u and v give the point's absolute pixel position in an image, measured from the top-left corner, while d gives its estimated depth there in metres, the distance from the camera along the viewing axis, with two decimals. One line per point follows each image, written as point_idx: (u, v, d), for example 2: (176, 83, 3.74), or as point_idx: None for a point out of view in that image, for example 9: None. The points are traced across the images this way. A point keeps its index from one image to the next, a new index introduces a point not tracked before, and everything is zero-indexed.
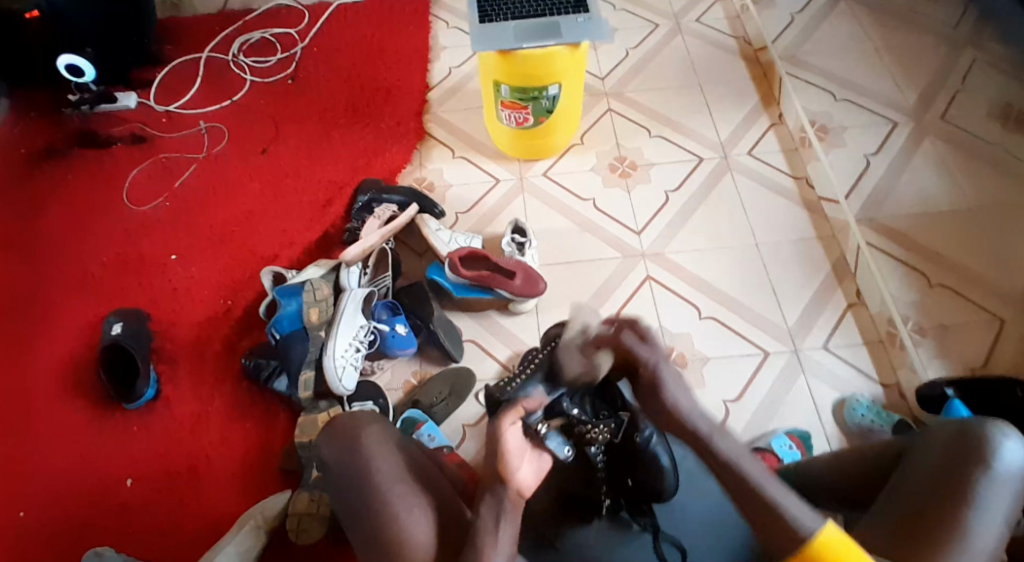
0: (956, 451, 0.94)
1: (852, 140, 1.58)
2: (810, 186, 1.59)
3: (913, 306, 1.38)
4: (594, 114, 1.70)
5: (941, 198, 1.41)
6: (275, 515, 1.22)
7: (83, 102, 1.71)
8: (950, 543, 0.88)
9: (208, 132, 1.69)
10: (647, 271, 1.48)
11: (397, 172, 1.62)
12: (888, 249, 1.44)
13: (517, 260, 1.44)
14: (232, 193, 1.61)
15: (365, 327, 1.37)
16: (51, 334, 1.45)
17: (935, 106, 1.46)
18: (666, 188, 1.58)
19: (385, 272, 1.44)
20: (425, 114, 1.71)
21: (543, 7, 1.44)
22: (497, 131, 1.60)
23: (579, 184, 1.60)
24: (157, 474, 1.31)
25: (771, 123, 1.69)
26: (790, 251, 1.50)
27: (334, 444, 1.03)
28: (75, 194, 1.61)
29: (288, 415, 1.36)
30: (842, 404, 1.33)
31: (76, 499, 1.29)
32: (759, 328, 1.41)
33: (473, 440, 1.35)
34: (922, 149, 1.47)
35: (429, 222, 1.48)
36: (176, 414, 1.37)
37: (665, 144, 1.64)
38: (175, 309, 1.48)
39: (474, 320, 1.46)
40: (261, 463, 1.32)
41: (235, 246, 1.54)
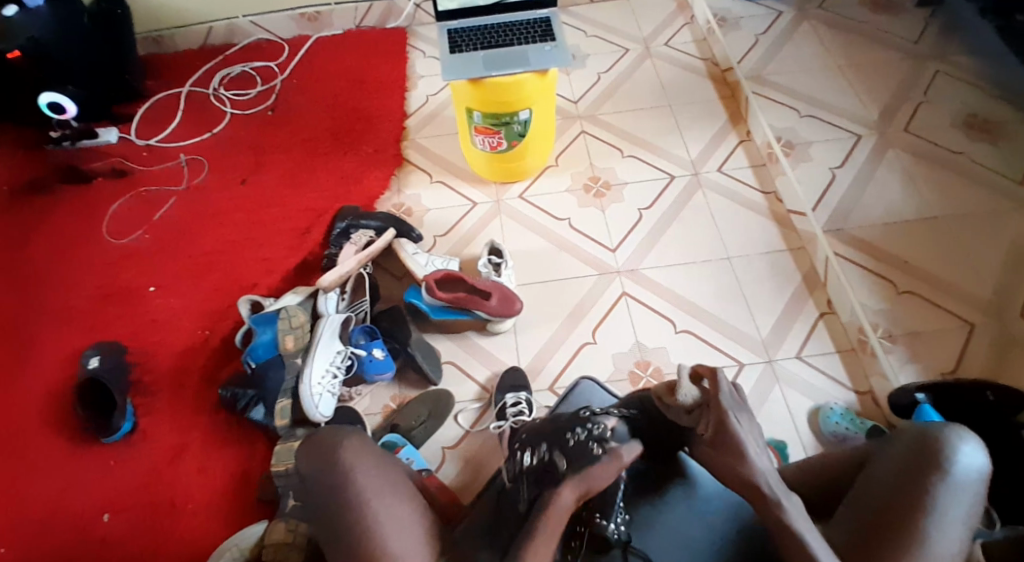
0: (915, 456, 0.93)
1: (819, 154, 1.60)
2: (779, 201, 1.59)
3: (882, 313, 1.39)
4: (568, 137, 1.73)
5: (906, 209, 1.48)
6: (250, 545, 1.22)
7: (64, 137, 1.75)
8: (907, 548, 0.87)
9: (188, 165, 1.72)
10: (623, 287, 1.50)
11: (376, 198, 1.64)
12: (854, 257, 1.45)
13: (493, 281, 1.45)
14: (213, 223, 1.63)
15: (342, 353, 1.37)
16: (31, 368, 1.46)
17: (898, 120, 1.58)
18: (639, 206, 1.61)
19: (364, 297, 1.45)
20: (403, 141, 1.74)
21: (511, 36, 1.47)
22: (472, 156, 1.63)
23: (554, 205, 1.62)
24: (134, 505, 1.31)
25: (740, 141, 1.70)
26: (762, 265, 1.51)
27: (314, 457, 1.02)
28: (56, 228, 1.63)
29: (266, 442, 1.36)
30: (817, 412, 1.34)
31: (52, 535, 1.28)
32: (734, 340, 1.43)
33: (453, 463, 1.35)
34: (887, 160, 1.54)
35: (407, 245, 1.51)
36: (154, 445, 1.37)
37: (638, 164, 1.67)
38: (154, 339, 1.48)
39: (453, 342, 1.48)
40: (239, 492, 1.32)
41: (215, 276, 1.55)
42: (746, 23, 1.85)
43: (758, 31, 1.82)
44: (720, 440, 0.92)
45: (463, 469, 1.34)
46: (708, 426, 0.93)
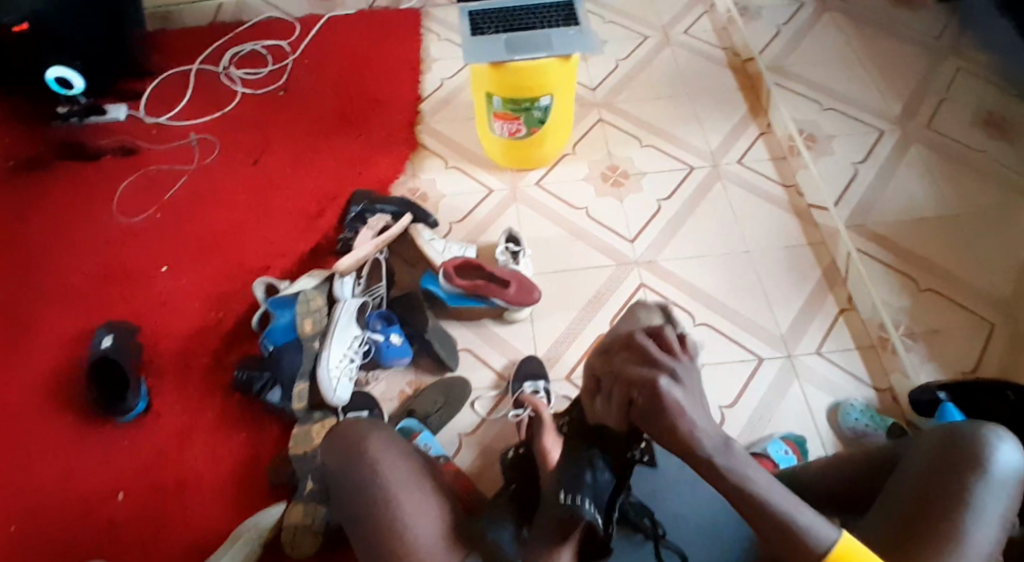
0: (949, 455, 0.94)
1: (841, 148, 1.60)
2: (800, 195, 1.59)
3: (903, 310, 1.40)
4: (585, 124, 1.71)
5: (928, 206, 1.48)
6: (268, 527, 1.20)
7: (72, 113, 1.71)
8: (949, 543, 0.87)
9: (198, 144, 1.69)
10: (641, 278, 1.49)
11: (390, 182, 1.62)
12: (876, 253, 1.46)
13: (512, 269, 1.44)
14: (224, 204, 1.60)
15: (360, 338, 1.36)
16: (40, 348, 1.43)
17: (919, 116, 1.58)
18: (657, 197, 1.60)
19: (380, 282, 1.45)
20: (417, 125, 1.71)
21: (534, 19, 1.45)
22: (489, 142, 1.61)
23: (572, 193, 1.61)
24: (146, 488, 1.29)
25: (759, 132, 1.69)
26: (781, 257, 1.52)
27: (340, 452, 1.02)
28: (63, 205, 1.60)
29: (281, 425, 1.35)
30: (836, 408, 1.35)
31: (62, 516, 1.27)
32: (752, 334, 1.43)
33: (469, 450, 1.34)
34: (909, 156, 1.55)
35: (423, 232, 1.49)
36: (166, 428, 1.35)
37: (656, 154, 1.66)
38: (165, 322, 1.46)
39: (469, 329, 1.46)
40: (253, 475, 1.30)
41: (227, 258, 1.53)
42: (767, 13, 1.83)
43: (779, 22, 1.81)
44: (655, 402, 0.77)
45: (480, 457, 1.33)
46: (643, 394, 0.78)
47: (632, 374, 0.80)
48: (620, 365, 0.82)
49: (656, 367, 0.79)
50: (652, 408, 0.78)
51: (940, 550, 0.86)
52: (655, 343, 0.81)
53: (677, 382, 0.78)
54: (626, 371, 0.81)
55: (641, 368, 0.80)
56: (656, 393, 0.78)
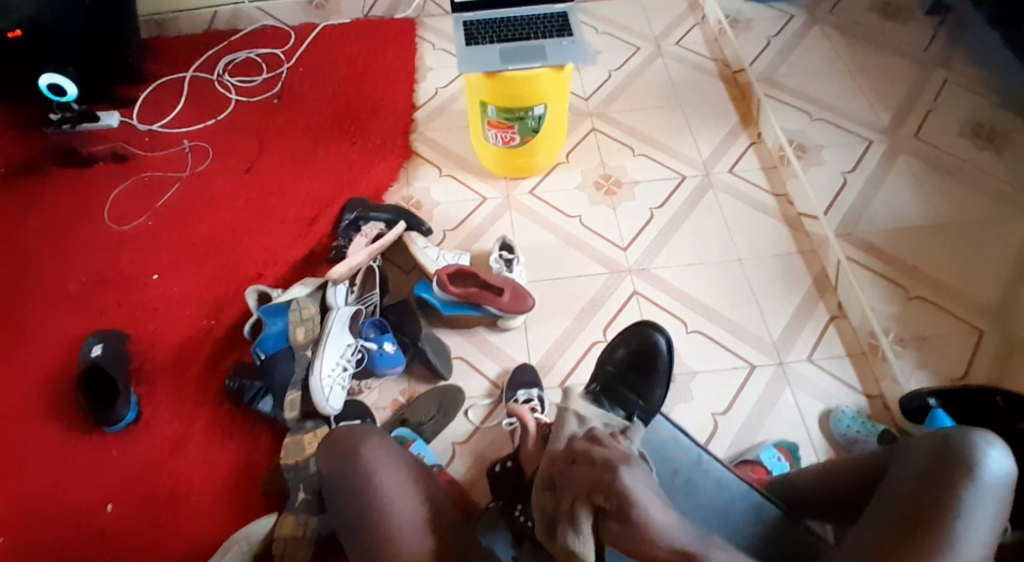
0: (940, 456, 0.95)
1: (831, 158, 1.62)
2: (789, 204, 1.62)
3: (892, 318, 1.42)
4: (579, 134, 1.72)
5: (916, 214, 1.48)
6: (260, 538, 1.21)
7: (65, 121, 1.69)
8: (938, 546, 0.87)
9: (191, 151, 1.68)
10: (634, 286, 1.50)
11: (384, 190, 1.62)
12: (865, 262, 1.48)
13: (506, 277, 1.44)
14: (217, 211, 1.59)
15: (353, 346, 1.36)
16: (29, 355, 1.41)
17: (908, 125, 1.57)
18: (650, 206, 1.61)
19: (373, 291, 1.42)
20: (411, 134, 1.71)
21: (528, 30, 1.46)
22: (483, 151, 1.61)
23: (565, 202, 1.61)
24: (136, 497, 1.28)
25: (751, 143, 1.72)
26: (772, 266, 1.54)
27: (333, 459, 1.01)
28: (54, 212, 1.59)
29: (273, 434, 1.34)
30: (827, 416, 1.36)
31: (51, 526, 1.25)
32: (744, 341, 1.44)
33: (463, 458, 1.34)
34: (897, 166, 1.55)
35: (417, 240, 1.49)
36: (157, 436, 1.34)
37: (648, 163, 1.67)
38: (157, 329, 1.45)
39: (463, 337, 1.46)
40: (245, 484, 1.29)
41: (220, 266, 1.52)
42: (758, 25, 1.86)
43: (768, 34, 1.83)
44: (623, 516, 0.77)
45: (474, 465, 1.33)
46: (609, 498, 0.78)
47: (588, 478, 0.80)
48: (564, 481, 0.83)
49: (609, 463, 0.81)
50: (606, 497, 0.78)
51: (931, 554, 0.87)
52: (600, 449, 0.84)
53: (632, 470, 0.81)
54: (582, 481, 0.81)
55: (595, 469, 0.81)
56: (620, 493, 0.78)
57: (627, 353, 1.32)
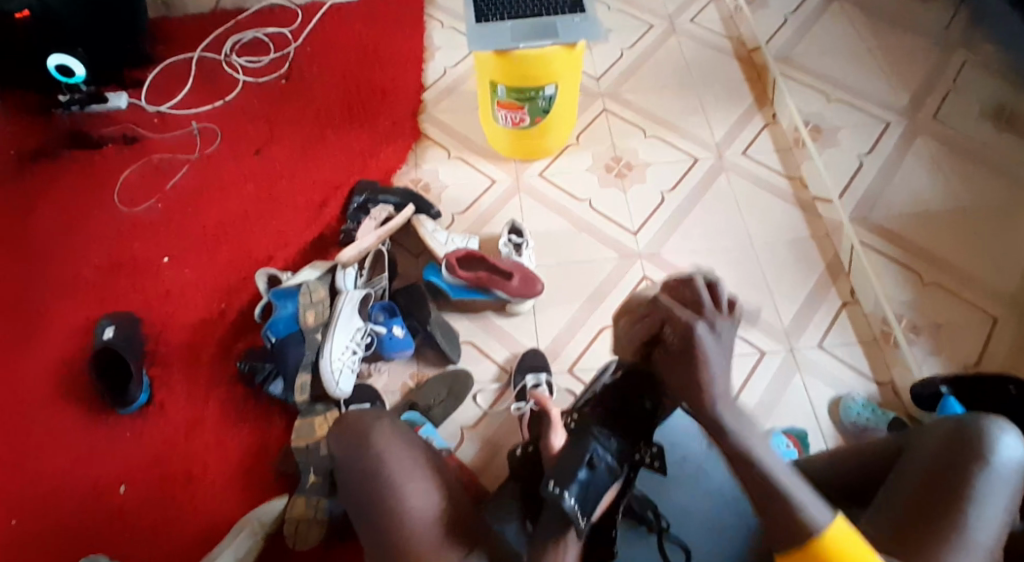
0: (952, 444, 0.94)
1: (847, 141, 1.60)
2: (805, 187, 1.60)
3: (907, 303, 1.40)
4: (590, 115, 1.70)
5: (933, 199, 1.46)
6: (272, 520, 1.22)
7: (73, 101, 1.69)
8: (952, 536, 0.87)
9: (200, 133, 1.68)
10: (644, 271, 1.49)
11: (393, 173, 1.61)
12: (879, 247, 1.46)
13: (514, 261, 1.43)
14: (227, 194, 1.59)
15: (362, 329, 1.36)
16: (44, 338, 1.43)
17: (928, 106, 1.54)
18: (662, 188, 1.59)
19: (382, 274, 1.42)
20: (420, 115, 1.70)
21: (540, 5, 1.42)
22: (493, 132, 1.60)
23: (576, 185, 1.60)
24: (150, 478, 1.30)
25: (765, 123, 1.70)
26: (785, 251, 1.52)
27: (344, 444, 1.02)
28: (65, 195, 1.59)
29: (284, 417, 1.35)
30: (838, 402, 1.35)
31: (68, 506, 1.27)
32: (755, 327, 1.43)
33: (472, 442, 1.34)
34: (914, 149, 1.52)
35: (426, 223, 1.48)
36: (171, 418, 1.35)
37: (660, 145, 1.65)
38: (169, 313, 1.46)
39: (471, 321, 1.46)
40: (257, 466, 1.31)
41: (231, 249, 1.52)
42: (775, 2, 1.81)
43: (787, 11, 1.79)
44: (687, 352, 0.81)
45: (481, 451, 1.33)
46: (676, 330, 0.82)
47: (671, 312, 0.83)
48: (663, 353, 0.84)
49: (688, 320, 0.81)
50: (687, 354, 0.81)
51: (944, 543, 0.86)
52: (682, 306, 0.83)
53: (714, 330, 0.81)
54: (665, 308, 0.83)
55: (684, 311, 0.82)
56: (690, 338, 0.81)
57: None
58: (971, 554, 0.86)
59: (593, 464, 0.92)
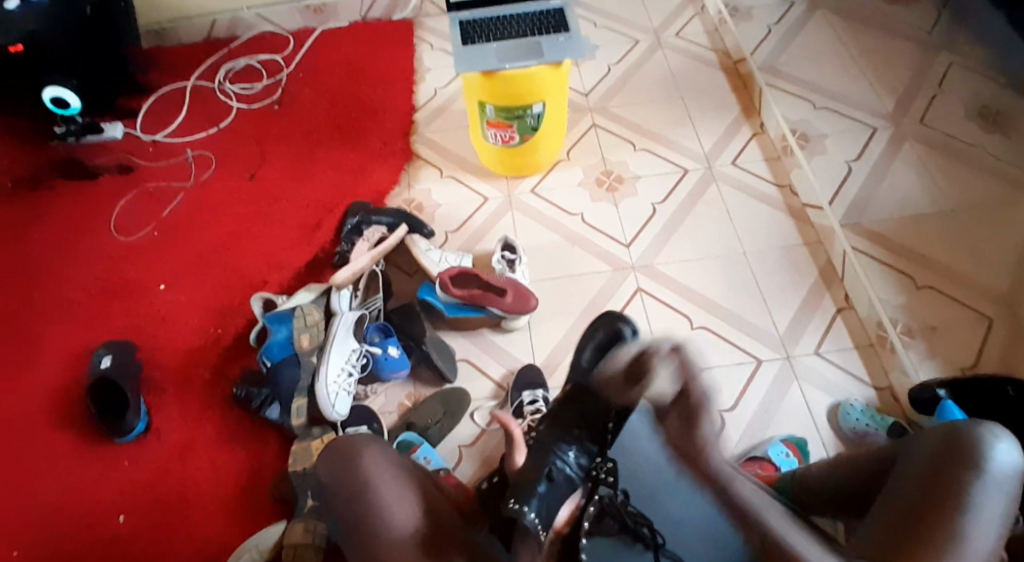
0: (947, 450, 0.94)
1: (835, 148, 1.60)
2: (794, 195, 1.60)
3: (900, 308, 1.40)
4: (579, 130, 1.71)
5: (924, 201, 1.45)
6: (269, 546, 1.22)
7: (69, 133, 1.71)
8: (949, 541, 0.86)
9: (194, 160, 1.69)
10: (638, 283, 1.49)
11: (386, 194, 1.62)
12: (871, 251, 1.47)
13: (508, 278, 1.44)
14: (220, 220, 1.60)
15: (357, 351, 1.37)
16: (41, 368, 1.43)
17: (914, 109, 1.51)
18: (653, 201, 1.60)
19: (376, 294, 1.44)
20: (412, 135, 1.71)
21: (524, 27, 1.45)
22: (483, 149, 1.61)
23: (567, 199, 1.61)
24: (147, 507, 1.30)
25: (752, 134, 1.71)
26: (777, 257, 1.52)
27: (334, 466, 1.03)
28: (61, 225, 1.60)
29: (280, 441, 1.35)
30: (836, 408, 1.35)
31: (66, 536, 1.27)
32: (750, 336, 1.43)
33: (470, 461, 1.34)
34: (903, 154, 1.51)
35: (419, 243, 1.49)
36: (167, 445, 1.36)
37: (651, 157, 1.66)
38: (165, 339, 1.46)
39: (467, 339, 1.46)
40: (255, 492, 1.30)
41: (225, 274, 1.53)
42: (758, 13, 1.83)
43: (770, 22, 1.79)
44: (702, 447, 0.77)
45: (480, 468, 1.33)
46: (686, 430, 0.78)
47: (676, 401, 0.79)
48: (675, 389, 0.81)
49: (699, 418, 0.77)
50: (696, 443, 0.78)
51: (941, 548, 0.85)
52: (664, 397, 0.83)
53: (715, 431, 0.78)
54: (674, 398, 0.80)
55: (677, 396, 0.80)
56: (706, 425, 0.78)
57: (594, 349, 1.30)
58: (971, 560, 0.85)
59: (552, 477, 1.02)
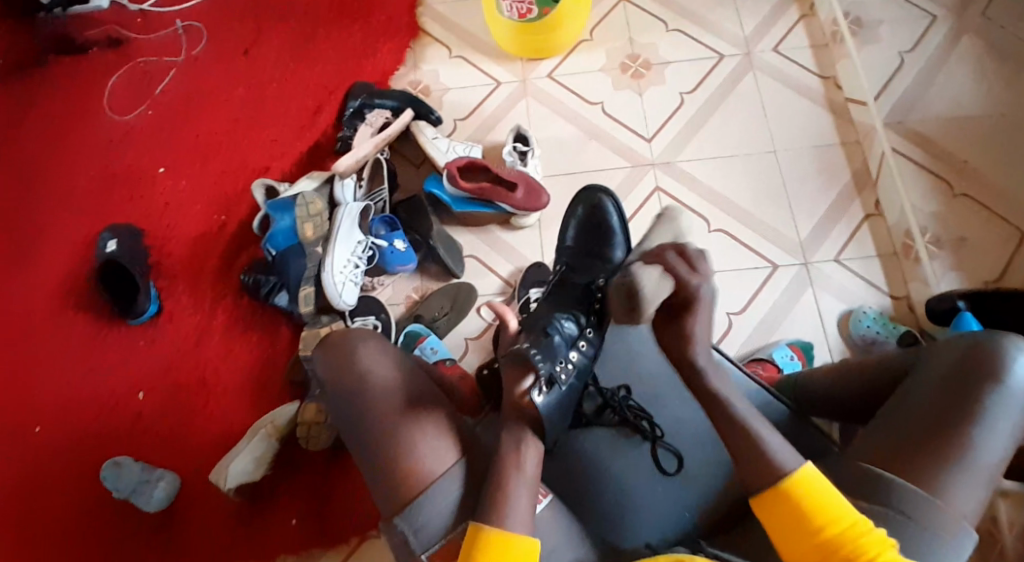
0: (963, 363, 0.87)
1: (887, 36, 1.46)
2: (838, 88, 1.47)
3: (933, 216, 1.34)
4: (605, 6, 1.55)
5: (973, 102, 1.37)
6: (285, 422, 1.25)
7: (56, 4, 1.59)
8: (954, 455, 0.81)
9: (185, 32, 1.58)
10: (657, 181, 1.41)
11: (392, 74, 1.51)
12: (910, 153, 1.37)
13: (519, 171, 1.37)
14: (219, 96, 1.52)
15: (363, 243, 1.34)
16: (49, 252, 1.43)
17: (974, 6, 1.44)
18: (681, 90, 1.48)
19: (382, 184, 1.38)
20: (419, 8, 1.57)
21: None
22: (497, 28, 1.47)
23: (586, 86, 1.49)
24: (165, 387, 1.34)
25: (801, 16, 1.53)
26: (810, 159, 1.42)
27: (329, 362, 0.98)
28: (57, 100, 1.53)
29: (290, 328, 1.37)
30: (848, 316, 1.32)
31: (89, 413, 1.33)
32: (771, 243, 1.37)
33: (476, 353, 1.36)
34: (959, 48, 1.41)
35: (425, 130, 1.41)
36: (178, 332, 1.37)
37: (682, 41, 1.52)
38: (169, 225, 1.44)
39: (475, 235, 1.42)
40: (267, 377, 1.34)
41: (226, 158, 1.47)
42: None
43: None
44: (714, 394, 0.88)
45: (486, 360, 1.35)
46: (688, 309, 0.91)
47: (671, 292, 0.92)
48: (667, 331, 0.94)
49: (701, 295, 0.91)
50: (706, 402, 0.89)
51: (945, 462, 0.81)
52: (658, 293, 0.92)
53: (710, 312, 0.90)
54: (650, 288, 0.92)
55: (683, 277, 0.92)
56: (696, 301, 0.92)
57: (577, 229, 1.16)
58: (975, 475, 0.81)
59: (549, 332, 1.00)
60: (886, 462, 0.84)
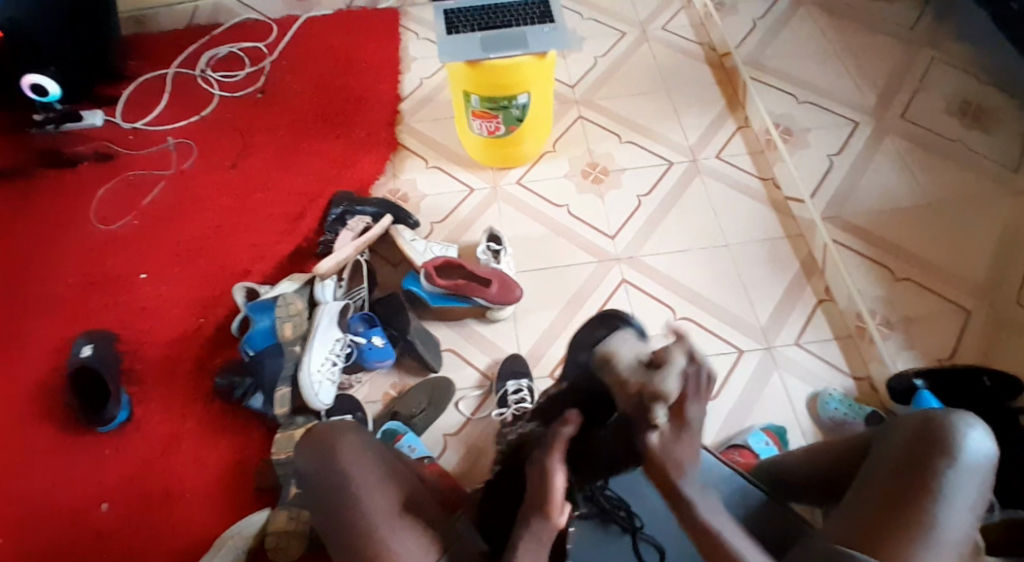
0: (919, 439, 0.89)
1: (817, 141, 1.63)
2: (777, 187, 1.62)
3: (879, 299, 1.42)
4: (565, 123, 1.72)
5: (904, 197, 1.51)
6: (253, 533, 1.21)
7: (48, 121, 1.70)
8: (917, 528, 0.82)
9: (175, 148, 1.68)
10: (622, 274, 1.50)
11: (370, 183, 1.61)
12: (852, 244, 1.49)
13: (493, 268, 1.44)
14: (203, 207, 1.59)
15: (341, 341, 1.36)
16: (21, 357, 1.42)
17: (896, 105, 1.62)
18: (638, 193, 1.60)
19: (361, 284, 1.45)
20: (397, 125, 1.71)
21: (509, 17, 1.44)
22: (468, 140, 1.61)
23: (552, 191, 1.61)
24: (129, 494, 1.29)
25: (738, 127, 1.71)
26: (759, 251, 1.53)
27: (308, 455, 0.98)
28: (43, 212, 1.59)
29: (263, 430, 1.35)
30: (816, 398, 1.36)
31: (48, 524, 1.26)
32: (734, 328, 1.44)
33: (454, 450, 1.34)
34: (885, 146, 1.58)
35: (403, 233, 1.48)
36: (149, 435, 1.35)
37: (636, 150, 1.67)
38: (147, 328, 1.45)
39: (452, 329, 1.46)
40: (236, 481, 1.30)
41: (208, 260, 1.53)
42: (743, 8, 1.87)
43: (756, 16, 1.86)
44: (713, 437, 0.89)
45: (464, 457, 1.34)
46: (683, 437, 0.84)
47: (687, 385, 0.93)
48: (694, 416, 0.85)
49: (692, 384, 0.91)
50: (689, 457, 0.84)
51: (909, 537, 0.81)
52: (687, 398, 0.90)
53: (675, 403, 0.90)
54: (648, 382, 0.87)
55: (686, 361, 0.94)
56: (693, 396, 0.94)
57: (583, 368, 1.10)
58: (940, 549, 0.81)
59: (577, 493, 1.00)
60: (851, 539, 0.84)
